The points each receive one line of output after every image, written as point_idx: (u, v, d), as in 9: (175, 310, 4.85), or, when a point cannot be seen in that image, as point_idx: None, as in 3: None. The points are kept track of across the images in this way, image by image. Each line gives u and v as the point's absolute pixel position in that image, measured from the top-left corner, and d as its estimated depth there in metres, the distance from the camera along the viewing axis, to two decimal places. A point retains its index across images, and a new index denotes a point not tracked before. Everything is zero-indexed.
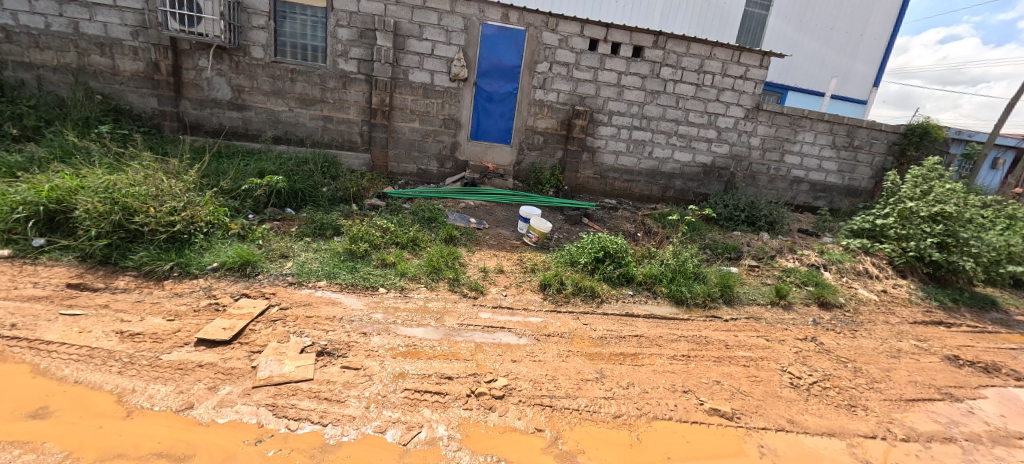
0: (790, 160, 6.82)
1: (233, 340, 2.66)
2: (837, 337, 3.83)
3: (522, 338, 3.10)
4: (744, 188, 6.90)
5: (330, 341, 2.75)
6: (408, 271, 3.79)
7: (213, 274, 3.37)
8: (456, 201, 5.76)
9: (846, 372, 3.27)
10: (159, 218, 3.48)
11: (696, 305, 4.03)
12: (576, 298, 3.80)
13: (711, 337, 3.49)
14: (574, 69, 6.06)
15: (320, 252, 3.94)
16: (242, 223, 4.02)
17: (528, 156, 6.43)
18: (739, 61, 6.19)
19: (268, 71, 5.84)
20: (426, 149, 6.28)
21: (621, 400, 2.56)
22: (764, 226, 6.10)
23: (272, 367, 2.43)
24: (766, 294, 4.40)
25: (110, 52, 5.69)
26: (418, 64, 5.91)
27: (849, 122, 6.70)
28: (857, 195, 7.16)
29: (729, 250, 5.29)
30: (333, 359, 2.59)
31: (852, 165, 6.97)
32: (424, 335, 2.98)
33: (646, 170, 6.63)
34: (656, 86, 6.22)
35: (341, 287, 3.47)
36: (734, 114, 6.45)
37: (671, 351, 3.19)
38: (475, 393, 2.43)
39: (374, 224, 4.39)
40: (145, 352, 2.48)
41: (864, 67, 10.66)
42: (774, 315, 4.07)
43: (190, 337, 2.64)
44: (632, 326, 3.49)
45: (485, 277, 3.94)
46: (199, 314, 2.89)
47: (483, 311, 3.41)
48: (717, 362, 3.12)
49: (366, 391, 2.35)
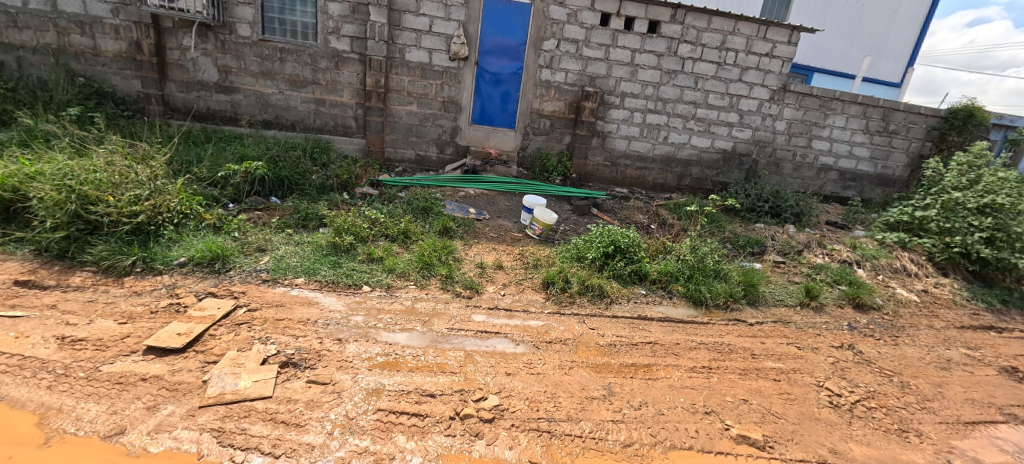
0: (818, 145, 6.28)
1: (187, 348, 2.33)
2: (877, 345, 3.39)
3: (519, 346, 2.73)
4: (768, 176, 6.39)
5: (298, 349, 2.40)
6: (397, 268, 3.43)
7: (179, 270, 3.05)
8: (455, 189, 5.39)
9: (892, 388, 2.83)
10: (120, 208, 3.15)
11: (716, 306, 3.60)
12: (583, 298, 3.41)
13: (735, 344, 3.08)
14: (583, 46, 5.58)
15: (301, 245, 3.58)
16: (218, 213, 3.67)
17: (534, 141, 6.00)
18: (766, 37, 5.65)
19: (255, 50, 5.48)
20: (424, 134, 5.89)
21: (631, 425, 2.17)
22: (789, 218, 5.60)
23: (225, 382, 2.09)
24: (794, 294, 3.95)
25: (90, 32, 5.37)
26: (415, 42, 5.48)
27: (886, 104, 6.12)
28: (889, 184, 6.60)
29: (751, 244, 4.83)
30: (300, 372, 2.25)
31: (886, 151, 6.40)
32: (408, 341, 2.63)
33: (661, 156, 6.16)
34: (674, 65, 5.71)
35: (320, 285, 3.13)
36: (758, 95, 5.93)
37: (691, 362, 2.80)
38: (460, 416, 2.07)
39: (362, 215, 4.02)
40: (84, 362, 2.17)
41: (899, 46, 9.91)
42: (804, 318, 3.63)
43: (139, 345, 2.32)
44: (645, 331, 3.09)
45: (481, 274, 3.56)
46: (154, 317, 2.58)
47: (476, 313, 3.04)
48: (744, 376, 2.72)
49: (332, 412, 2.01)
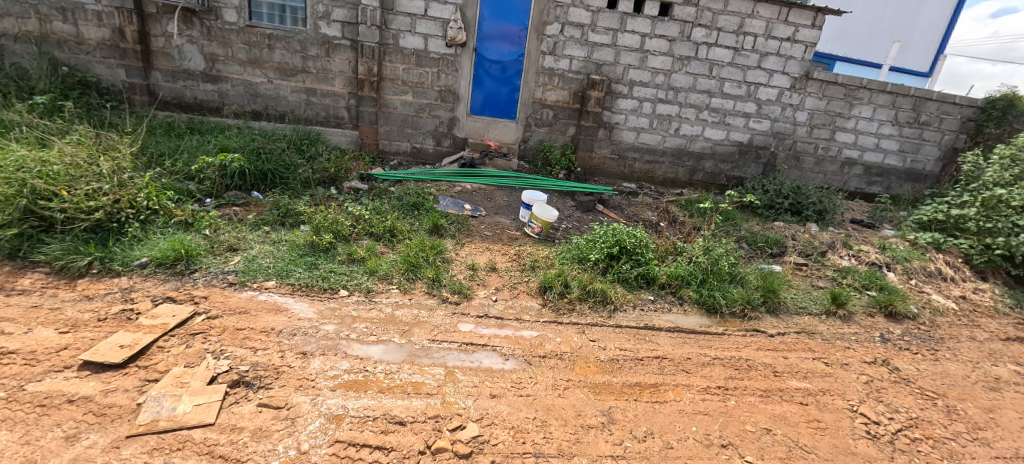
0: (842, 138, 5.83)
1: (129, 362, 2.07)
2: (915, 360, 3.01)
3: (508, 362, 2.41)
4: (787, 171, 5.96)
5: (254, 365, 2.12)
6: (379, 269, 3.13)
7: (139, 272, 2.79)
8: (451, 184, 5.08)
9: (937, 414, 2.47)
10: (77, 203, 2.89)
11: (732, 315, 3.25)
12: (583, 305, 3.08)
13: (755, 359, 2.73)
14: (589, 31, 5.20)
15: (278, 244, 3.30)
16: (190, 208, 3.40)
17: (536, 133, 5.65)
18: (787, 21, 5.22)
19: (242, 37, 5.20)
20: (420, 126, 5.58)
21: (634, 462, 1.85)
22: (812, 216, 5.19)
23: (161, 407, 1.82)
24: (819, 301, 3.57)
25: (72, 18, 5.13)
26: (410, 27, 5.14)
27: (917, 93, 5.65)
28: (919, 180, 6.13)
29: (770, 244, 4.44)
30: (251, 393, 1.96)
31: (916, 144, 5.93)
32: (382, 355, 2.33)
33: (672, 149, 5.77)
34: (687, 51, 5.31)
35: (292, 288, 2.85)
36: (778, 84, 5.51)
37: (704, 381, 2.46)
38: (431, 451, 1.76)
39: (345, 211, 3.74)
40: (6, 380, 1.89)
41: (931, 32, 9.28)
42: (831, 328, 3.26)
43: (74, 359, 2.05)
44: (653, 344, 2.76)
45: (472, 277, 3.25)
46: (100, 326, 2.31)
47: (464, 323, 2.73)
48: (766, 399, 2.37)
49: (281, 444, 1.71)
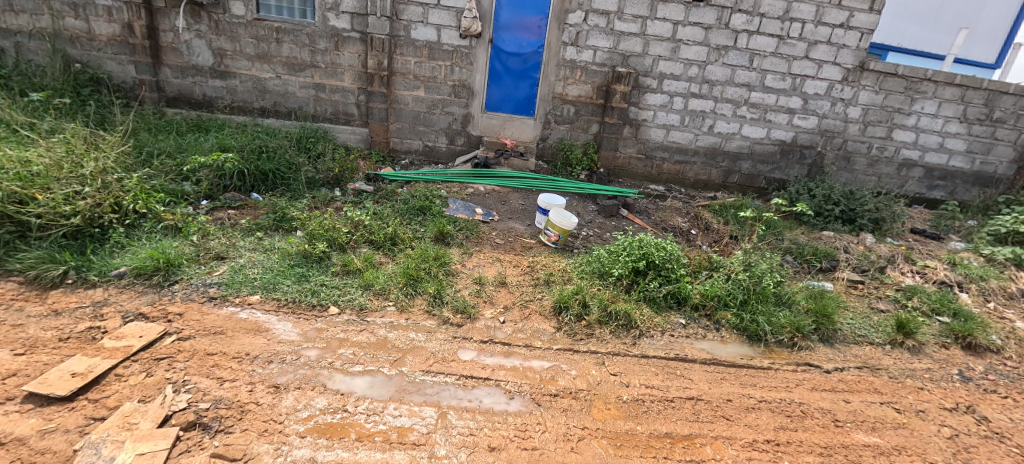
0: (900, 136, 5.20)
1: (78, 394, 1.82)
2: (1007, 408, 2.48)
3: (513, 402, 2.05)
4: (835, 173, 5.38)
5: (216, 402, 1.84)
6: (375, 283, 2.82)
7: (116, 283, 2.57)
8: (462, 186, 4.75)
9: None
10: (55, 207, 2.69)
11: (779, 344, 2.80)
12: (604, 329, 2.69)
13: (809, 404, 2.29)
14: (616, 19, 4.76)
15: (270, 253, 3.04)
16: (180, 212, 3.18)
17: (556, 130, 5.26)
18: (841, 4, 4.63)
19: (250, 30, 4.98)
20: (432, 123, 5.28)
21: None
22: (866, 225, 4.62)
23: (98, 457, 1.54)
24: (880, 329, 3.07)
25: (83, 14, 5.02)
26: (422, 17, 4.82)
27: (992, 85, 4.94)
28: (989, 184, 5.41)
29: (819, 258, 3.92)
30: (207, 440, 1.68)
31: (987, 144, 5.23)
32: (366, 390, 2.02)
33: (705, 148, 5.28)
34: (724, 39, 4.80)
35: (277, 305, 2.56)
36: (828, 76, 4.93)
37: (749, 432, 2.04)
38: None
39: (345, 216, 3.45)
40: None
41: (997, 20, 8.40)
42: (898, 363, 2.76)
43: (19, 390, 1.80)
44: (685, 381, 2.35)
45: (479, 293, 2.91)
46: (59, 348, 2.08)
47: (465, 350, 2.39)
48: (828, 460, 1.93)
49: None
